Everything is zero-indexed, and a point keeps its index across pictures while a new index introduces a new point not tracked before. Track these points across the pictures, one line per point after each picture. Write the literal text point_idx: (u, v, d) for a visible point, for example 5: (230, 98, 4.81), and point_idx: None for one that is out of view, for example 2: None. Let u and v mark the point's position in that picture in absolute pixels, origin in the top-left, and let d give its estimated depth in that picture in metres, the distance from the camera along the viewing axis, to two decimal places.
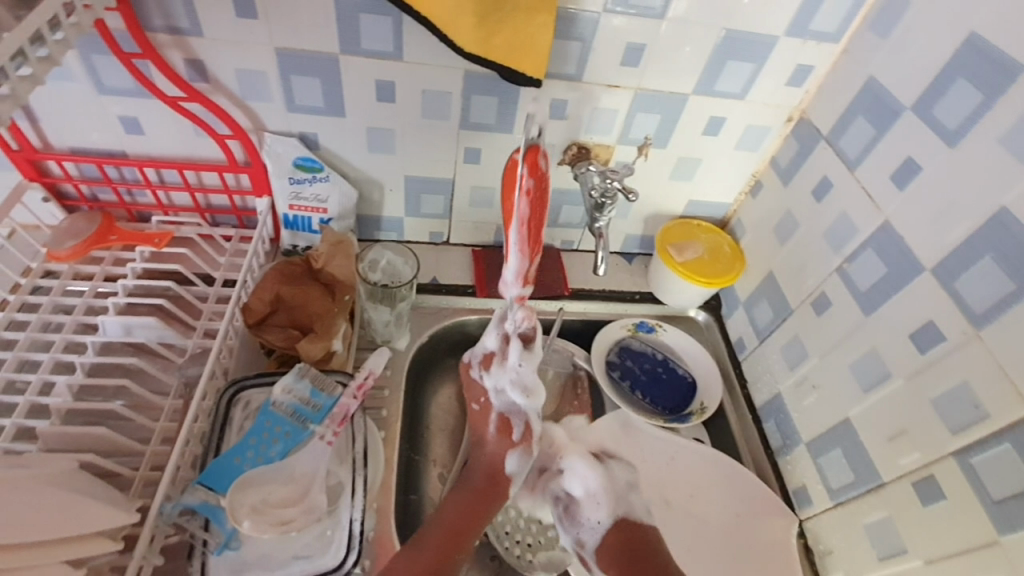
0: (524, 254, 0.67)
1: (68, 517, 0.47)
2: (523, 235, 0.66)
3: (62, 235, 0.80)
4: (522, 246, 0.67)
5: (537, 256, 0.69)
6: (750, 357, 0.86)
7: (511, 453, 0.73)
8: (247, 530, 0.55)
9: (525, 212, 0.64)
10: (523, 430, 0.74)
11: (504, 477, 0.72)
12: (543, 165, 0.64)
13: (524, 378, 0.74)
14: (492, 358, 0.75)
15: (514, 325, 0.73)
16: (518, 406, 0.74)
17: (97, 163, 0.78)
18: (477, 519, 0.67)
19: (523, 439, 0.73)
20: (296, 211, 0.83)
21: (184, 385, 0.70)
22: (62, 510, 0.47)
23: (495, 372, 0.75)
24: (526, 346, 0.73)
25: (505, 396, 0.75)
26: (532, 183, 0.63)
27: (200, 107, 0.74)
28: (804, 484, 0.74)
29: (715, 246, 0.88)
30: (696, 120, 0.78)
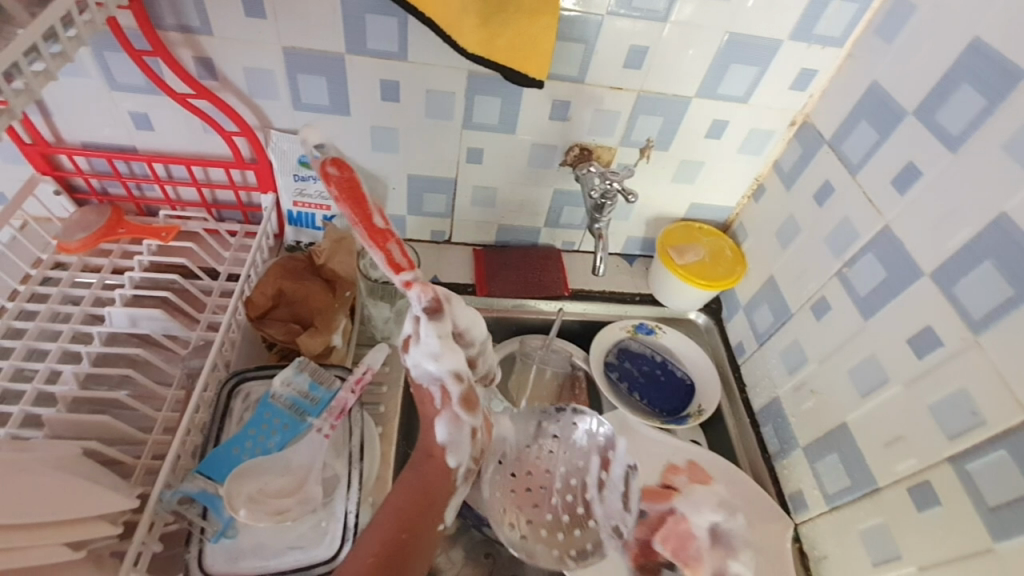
0: (370, 247, 0.60)
1: (70, 500, 0.48)
2: (359, 232, 0.61)
3: (72, 227, 0.82)
4: (364, 241, 0.61)
5: (388, 241, 0.61)
6: (749, 360, 0.86)
7: (439, 421, 0.60)
8: (243, 518, 0.56)
9: (354, 215, 0.61)
10: (442, 394, 0.61)
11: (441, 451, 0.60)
12: (337, 171, 0.65)
13: (433, 346, 0.60)
14: (407, 337, 0.62)
15: (415, 304, 0.61)
16: (436, 376, 0.61)
17: (108, 157, 0.80)
18: (421, 505, 0.57)
19: (445, 404, 0.60)
20: (300, 207, 0.84)
21: (187, 375, 0.71)
22: (63, 493, 0.48)
23: (410, 351, 0.61)
24: (435, 315, 0.61)
25: (422, 370, 0.61)
26: (342, 188, 0.64)
27: (209, 104, 0.75)
28: (801, 489, 0.74)
29: (716, 249, 0.88)
30: (699, 122, 0.78)
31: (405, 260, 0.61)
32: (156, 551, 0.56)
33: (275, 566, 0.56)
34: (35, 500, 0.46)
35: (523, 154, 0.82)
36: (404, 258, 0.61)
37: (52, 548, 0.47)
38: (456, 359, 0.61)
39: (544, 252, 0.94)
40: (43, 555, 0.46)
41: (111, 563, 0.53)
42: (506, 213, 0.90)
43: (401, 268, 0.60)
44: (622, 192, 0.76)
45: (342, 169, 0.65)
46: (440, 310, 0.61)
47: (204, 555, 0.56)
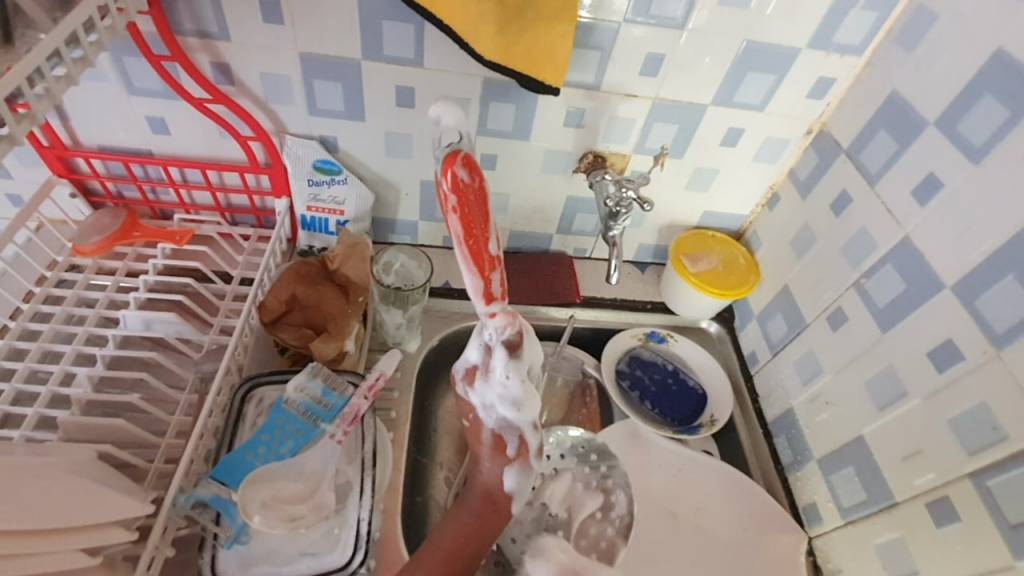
0: (471, 271, 0.57)
1: (89, 505, 0.49)
2: (462, 253, 0.56)
3: (88, 229, 0.83)
4: (465, 264, 0.56)
5: (491, 269, 0.57)
6: (762, 371, 0.85)
7: (508, 469, 0.65)
8: (257, 524, 0.55)
9: (461, 231, 0.56)
10: (518, 444, 0.65)
11: (502, 495, 0.65)
12: (465, 174, 0.55)
13: (512, 391, 0.63)
14: (477, 372, 0.65)
15: (495, 337, 0.61)
16: (510, 422, 0.65)
17: (123, 161, 0.80)
18: (472, 545, 0.62)
19: (520, 454, 0.65)
20: (314, 212, 0.84)
21: (200, 380, 0.71)
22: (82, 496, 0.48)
23: (482, 388, 0.65)
24: (513, 355, 0.61)
25: (494, 412, 0.65)
26: (456, 197, 0.55)
27: (225, 109, 0.76)
28: (815, 501, 0.73)
29: (730, 257, 0.88)
30: (714, 130, 0.78)
31: (499, 292, 0.59)
32: (168, 556, 0.56)
33: (287, 572, 0.56)
34: (52, 502, 0.46)
35: (537, 160, 0.81)
36: (499, 289, 0.59)
37: (69, 553, 0.48)
38: (532, 408, 0.64)
39: (555, 259, 0.94)
40: (59, 560, 0.47)
41: (124, 567, 0.53)
42: (518, 219, 0.90)
43: (493, 299, 0.59)
44: (638, 199, 0.76)
45: (471, 173, 0.56)
46: (519, 363, 0.62)
47: (217, 561, 0.55)
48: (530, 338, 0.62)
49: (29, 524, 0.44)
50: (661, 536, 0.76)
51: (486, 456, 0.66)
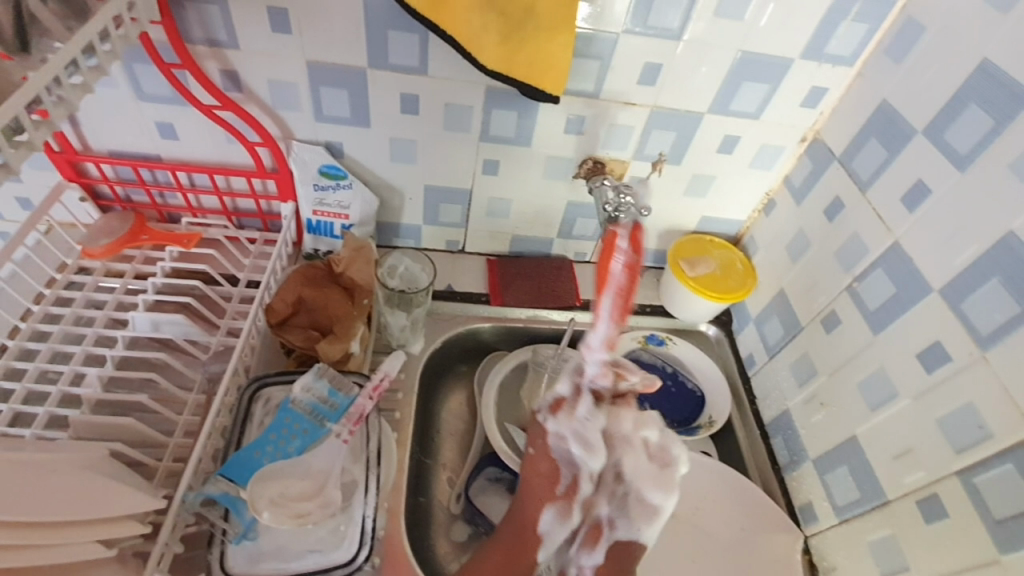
0: (610, 319, 0.65)
1: (104, 499, 0.50)
2: (612, 303, 0.65)
3: (97, 233, 0.85)
4: (610, 312, 0.65)
5: (624, 322, 0.65)
6: (759, 373, 0.86)
7: (550, 506, 0.67)
8: (266, 520, 0.57)
9: (620, 287, 0.65)
10: (570, 485, 0.67)
11: (534, 535, 0.68)
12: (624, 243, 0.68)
13: (587, 434, 0.67)
14: (563, 403, 0.68)
15: (591, 381, 0.68)
16: (574, 460, 0.67)
17: (132, 166, 0.82)
18: None
19: (567, 495, 0.67)
20: (319, 216, 0.86)
21: (207, 381, 0.72)
22: (97, 490, 0.50)
23: (561, 419, 0.68)
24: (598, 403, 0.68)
25: (564, 445, 0.68)
26: (627, 265, 0.66)
27: (233, 115, 0.78)
28: (810, 500, 0.75)
29: (728, 261, 0.89)
30: (710, 138, 0.80)
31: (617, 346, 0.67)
32: (177, 552, 0.57)
33: (294, 568, 0.57)
34: (68, 496, 0.48)
35: (538, 166, 0.83)
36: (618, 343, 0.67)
37: (86, 544, 0.49)
38: (600, 455, 0.66)
39: (556, 262, 0.96)
40: (76, 551, 0.48)
41: (135, 562, 0.55)
42: (520, 224, 0.92)
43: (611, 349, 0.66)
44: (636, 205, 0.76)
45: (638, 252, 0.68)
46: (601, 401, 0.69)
47: (226, 556, 0.57)
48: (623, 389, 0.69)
49: (47, 516, 0.46)
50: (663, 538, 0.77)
51: (540, 492, 0.68)
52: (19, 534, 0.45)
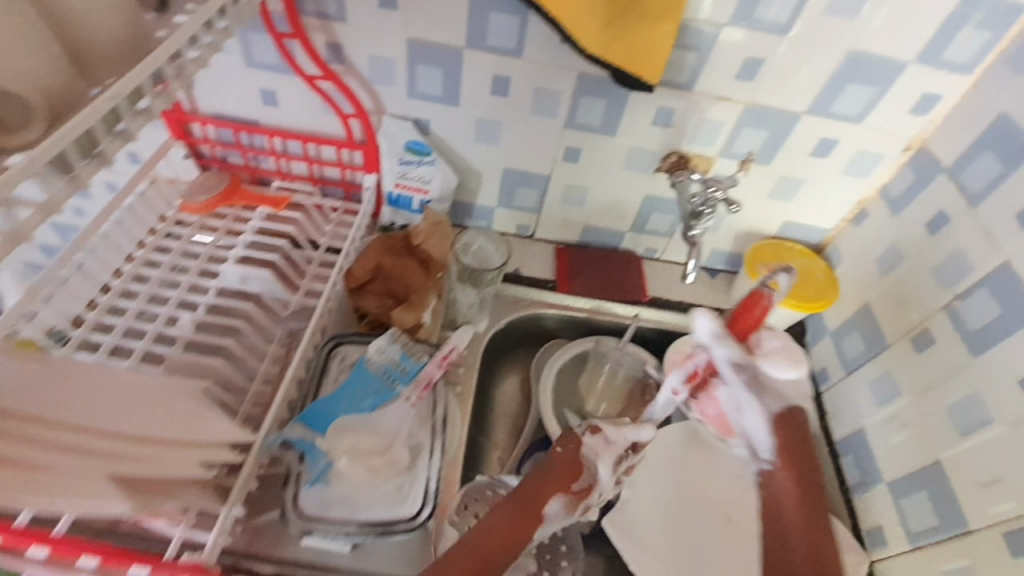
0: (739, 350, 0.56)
1: (198, 420, 0.53)
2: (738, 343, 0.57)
3: (197, 189, 0.91)
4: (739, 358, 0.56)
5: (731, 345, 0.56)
6: (833, 388, 0.83)
7: (559, 496, 0.54)
8: (343, 466, 0.60)
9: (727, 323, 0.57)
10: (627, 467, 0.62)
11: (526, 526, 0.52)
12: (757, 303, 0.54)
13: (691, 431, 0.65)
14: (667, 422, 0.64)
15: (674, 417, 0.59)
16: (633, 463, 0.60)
17: (234, 129, 0.87)
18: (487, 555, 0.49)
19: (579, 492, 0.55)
20: (401, 189, 0.89)
21: (288, 335, 0.77)
22: (192, 413, 0.53)
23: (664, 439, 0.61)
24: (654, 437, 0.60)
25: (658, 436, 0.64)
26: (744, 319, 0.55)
27: (332, 86, 0.81)
28: (880, 524, 0.71)
29: (808, 269, 0.87)
30: (805, 140, 0.77)
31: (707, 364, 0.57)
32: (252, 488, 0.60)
33: (362, 518, 0.59)
34: (161, 411, 0.52)
35: (620, 157, 0.83)
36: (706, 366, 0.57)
37: (189, 464, 0.53)
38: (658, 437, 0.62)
39: (626, 255, 0.97)
40: (183, 468, 0.52)
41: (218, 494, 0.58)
42: (593, 214, 0.92)
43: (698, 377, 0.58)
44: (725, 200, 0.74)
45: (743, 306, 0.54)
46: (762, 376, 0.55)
47: (299, 497, 0.60)
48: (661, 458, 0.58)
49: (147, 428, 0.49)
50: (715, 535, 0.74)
51: (548, 482, 0.54)
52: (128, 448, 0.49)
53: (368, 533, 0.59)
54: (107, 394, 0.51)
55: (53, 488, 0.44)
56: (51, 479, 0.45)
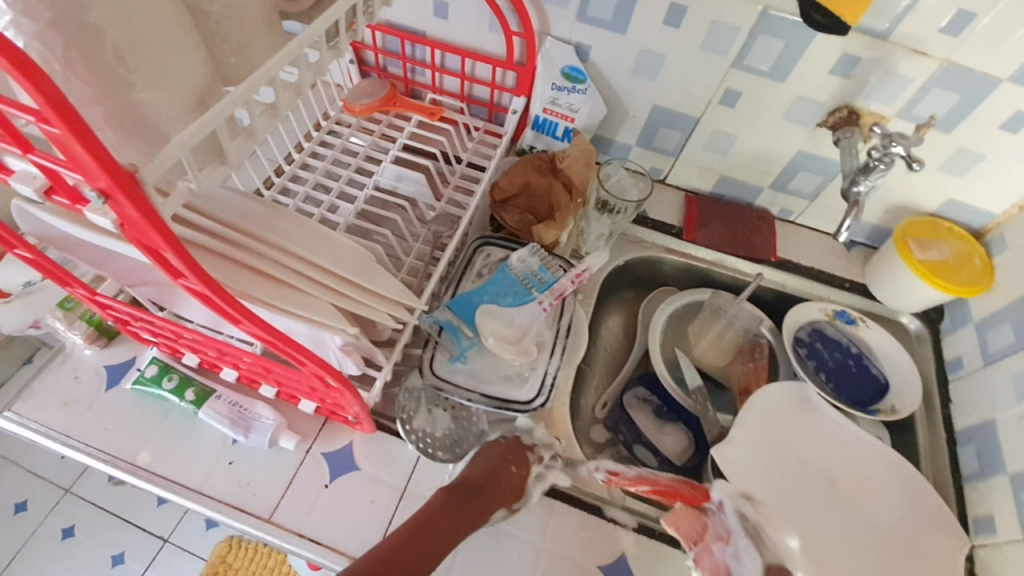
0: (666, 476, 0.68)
1: (385, 280, 0.59)
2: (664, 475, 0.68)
3: (360, 93, 0.97)
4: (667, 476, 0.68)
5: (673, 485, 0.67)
6: (963, 377, 0.79)
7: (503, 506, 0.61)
8: (491, 345, 0.66)
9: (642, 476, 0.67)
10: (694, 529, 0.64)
11: (454, 527, 0.55)
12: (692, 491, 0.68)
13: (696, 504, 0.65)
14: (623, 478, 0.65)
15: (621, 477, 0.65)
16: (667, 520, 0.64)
17: (402, 38, 0.92)
18: (429, 533, 0.53)
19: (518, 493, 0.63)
20: (548, 114, 0.91)
21: (432, 236, 0.83)
22: (380, 275, 0.59)
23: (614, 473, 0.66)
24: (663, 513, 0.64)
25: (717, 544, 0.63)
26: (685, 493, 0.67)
27: (505, 3, 0.82)
28: (992, 513, 0.68)
29: (965, 253, 0.81)
30: (1001, 109, 0.70)
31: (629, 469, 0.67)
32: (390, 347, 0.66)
33: (486, 390, 0.65)
34: (355, 265, 0.57)
35: (782, 107, 0.80)
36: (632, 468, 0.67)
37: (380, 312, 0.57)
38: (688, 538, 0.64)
39: (759, 213, 0.95)
40: (378, 314, 0.56)
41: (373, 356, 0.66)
42: (735, 165, 0.91)
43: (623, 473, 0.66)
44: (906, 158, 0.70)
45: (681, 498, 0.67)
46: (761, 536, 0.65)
47: (434, 361, 0.66)
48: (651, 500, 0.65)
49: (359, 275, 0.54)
50: (820, 501, 0.71)
51: (497, 492, 0.60)
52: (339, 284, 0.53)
53: (489, 403, 0.64)
54: (317, 240, 0.57)
55: (284, 295, 0.49)
56: (289, 294, 0.50)
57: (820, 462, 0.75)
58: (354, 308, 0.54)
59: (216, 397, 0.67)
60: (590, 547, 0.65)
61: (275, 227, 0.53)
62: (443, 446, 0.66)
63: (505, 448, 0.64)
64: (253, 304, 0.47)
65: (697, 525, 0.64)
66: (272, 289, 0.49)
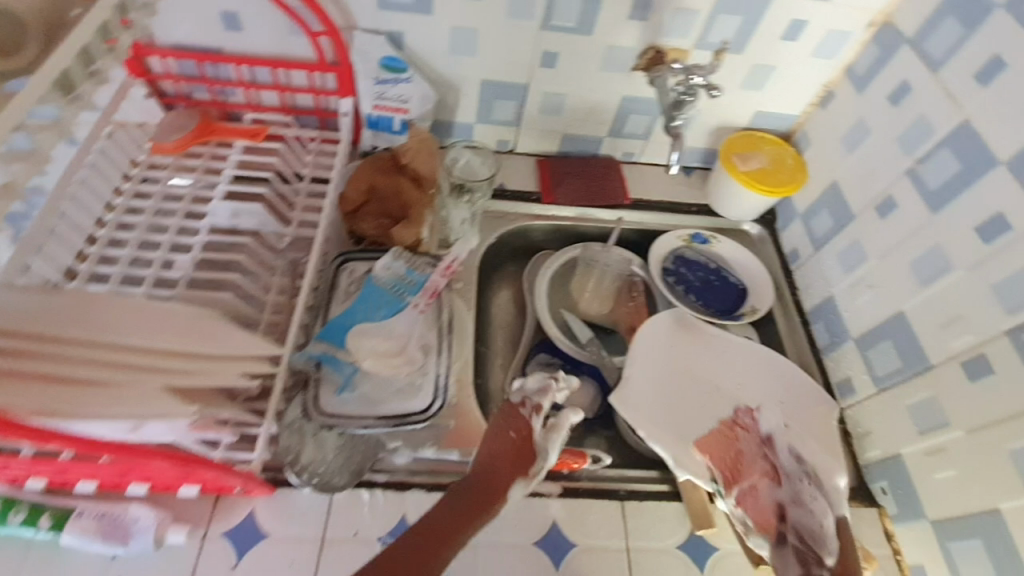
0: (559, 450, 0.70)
1: (229, 335, 0.55)
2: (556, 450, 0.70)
3: (166, 129, 0.88)
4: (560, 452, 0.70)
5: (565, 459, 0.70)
6: (803, 266, 0.90)
7: (519, 481, 0.60)
8: (368, 366, 0.64)
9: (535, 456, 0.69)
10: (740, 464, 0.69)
11: (482, 510, 0.57)
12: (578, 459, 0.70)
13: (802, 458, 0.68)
14: None
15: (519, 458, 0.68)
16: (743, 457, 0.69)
17: (198, 59, 0.83)
18: (442, 530, 0.54)
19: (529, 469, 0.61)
20: (379, 111, 0.87)
21: (290, 266, 0.79)
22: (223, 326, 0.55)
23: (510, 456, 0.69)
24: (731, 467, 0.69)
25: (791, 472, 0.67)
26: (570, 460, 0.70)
27: (298, 2, 0.77)
28: (849, 376, 0.78)
29: (779, 157, 0.90)
30: (776, 23, 0.78)
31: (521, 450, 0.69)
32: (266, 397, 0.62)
33: (379, 411, 0.63)
34: (180, 326, 0.52)
35: (597, 58, 0.83)
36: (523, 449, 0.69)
37: (232, 374, 0.55)
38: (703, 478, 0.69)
39: (605, 161, 0.99)
40: (226, 378, 0.54)
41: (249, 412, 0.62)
42: (572, 121, 0.94)
43: None
44: (705, 86, 0.79)
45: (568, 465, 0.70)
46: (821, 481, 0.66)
47: (318, 398, 0.63)
48: (737, 441, 0.72)
49: (179, 343, 0.51)
50: (711, 410, 0.77)
51: (507, 471, 0.60)
52: (173, 361, 0.50)
53: (386, 424, 0.63)
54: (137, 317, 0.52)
55: (106, 398, 0.46)
56: (110, 395, 0.47)
57: (705, 374, 0.81)
58: (197, 382, 0.52)
59: (77, 516, 0.59)
60: (523, 528, 0.66)
61: (83, 322, 0.49)
62: (337, 472, 0.63)
63: (502, 420, 0.64)
64: (73, 419, 0.45)
65: (729, 451, 0.71)
66: (89, 395, 0.46)
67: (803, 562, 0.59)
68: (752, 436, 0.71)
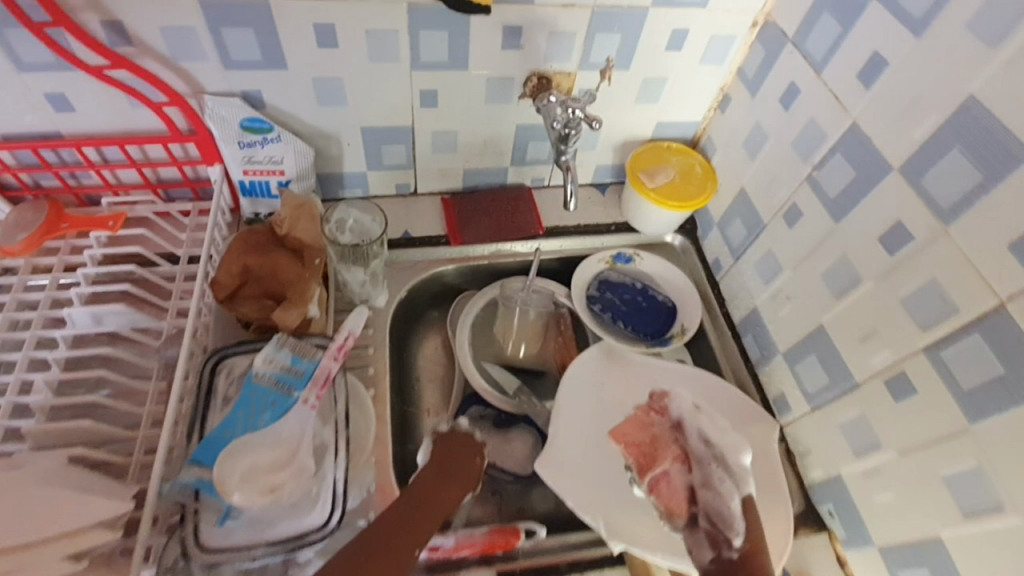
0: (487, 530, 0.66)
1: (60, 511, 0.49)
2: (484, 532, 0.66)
3: (11, 228, 0.77)
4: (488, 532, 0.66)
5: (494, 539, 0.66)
6: (727, 276, 0.86)
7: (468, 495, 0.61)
8: (237, 501, 0.55)
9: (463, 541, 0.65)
10: (655, 452, 0.65)
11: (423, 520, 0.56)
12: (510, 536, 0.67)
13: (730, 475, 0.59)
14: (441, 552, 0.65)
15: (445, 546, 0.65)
16: (653, 444, 0.65)
17: (32, 148, 0.73)
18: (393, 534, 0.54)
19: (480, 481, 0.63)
20: (251, 176, 0.79)
21: (165, 367, 0.71)
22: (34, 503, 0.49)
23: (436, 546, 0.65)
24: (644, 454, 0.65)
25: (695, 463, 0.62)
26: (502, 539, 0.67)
27: (129, 75, 0.68)
28: (783, 392, 0.75)
29: (686, 167, 0.87)
30: (658, 35, 0.74)
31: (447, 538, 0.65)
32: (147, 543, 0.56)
33: (270, 535, 0.57)
34: None
35: (479, 91, 0.77)
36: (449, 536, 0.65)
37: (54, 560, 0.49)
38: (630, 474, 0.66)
39: (514, 193, 0.93)
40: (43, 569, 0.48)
41: (122, 561, 0.54)
42: (469, 155, 0.87)
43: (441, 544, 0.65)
44: (585, 119, 0.73)
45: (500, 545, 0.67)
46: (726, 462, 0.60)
47: (200, 530, 0.56)
48: (649, 426, 0.67)
49: None
50: None
51: (458, 481, 0.60)
52: None
53: (279, 549, 0.56)
54: None
55: None
56: None
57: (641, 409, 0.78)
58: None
59: None
60: None
61: None
62: None
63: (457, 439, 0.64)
64: None
65: (644, 437, 0.67)
66: None
67: (714, 543, 0.55)
68: (655, 414, 0.68)
